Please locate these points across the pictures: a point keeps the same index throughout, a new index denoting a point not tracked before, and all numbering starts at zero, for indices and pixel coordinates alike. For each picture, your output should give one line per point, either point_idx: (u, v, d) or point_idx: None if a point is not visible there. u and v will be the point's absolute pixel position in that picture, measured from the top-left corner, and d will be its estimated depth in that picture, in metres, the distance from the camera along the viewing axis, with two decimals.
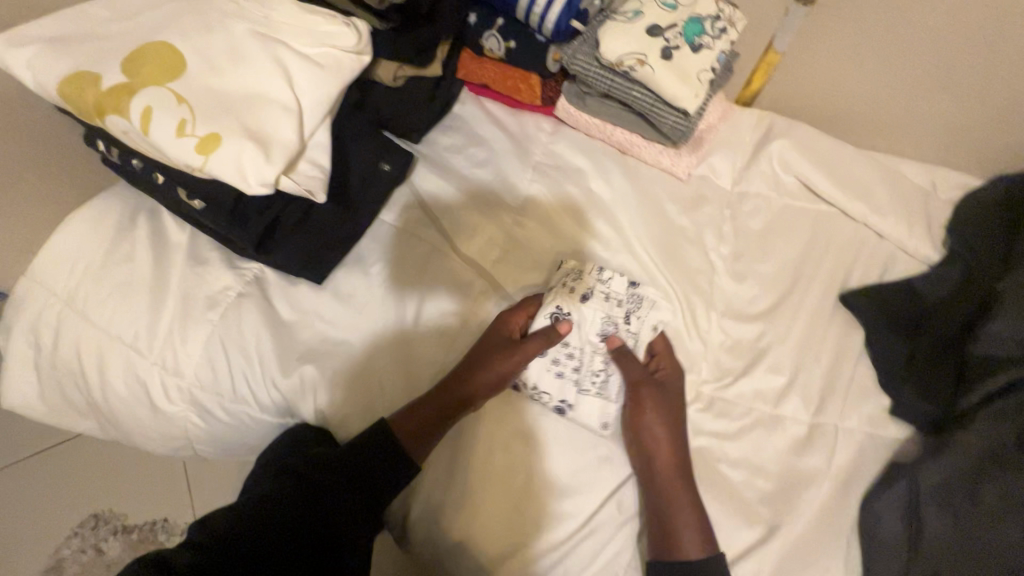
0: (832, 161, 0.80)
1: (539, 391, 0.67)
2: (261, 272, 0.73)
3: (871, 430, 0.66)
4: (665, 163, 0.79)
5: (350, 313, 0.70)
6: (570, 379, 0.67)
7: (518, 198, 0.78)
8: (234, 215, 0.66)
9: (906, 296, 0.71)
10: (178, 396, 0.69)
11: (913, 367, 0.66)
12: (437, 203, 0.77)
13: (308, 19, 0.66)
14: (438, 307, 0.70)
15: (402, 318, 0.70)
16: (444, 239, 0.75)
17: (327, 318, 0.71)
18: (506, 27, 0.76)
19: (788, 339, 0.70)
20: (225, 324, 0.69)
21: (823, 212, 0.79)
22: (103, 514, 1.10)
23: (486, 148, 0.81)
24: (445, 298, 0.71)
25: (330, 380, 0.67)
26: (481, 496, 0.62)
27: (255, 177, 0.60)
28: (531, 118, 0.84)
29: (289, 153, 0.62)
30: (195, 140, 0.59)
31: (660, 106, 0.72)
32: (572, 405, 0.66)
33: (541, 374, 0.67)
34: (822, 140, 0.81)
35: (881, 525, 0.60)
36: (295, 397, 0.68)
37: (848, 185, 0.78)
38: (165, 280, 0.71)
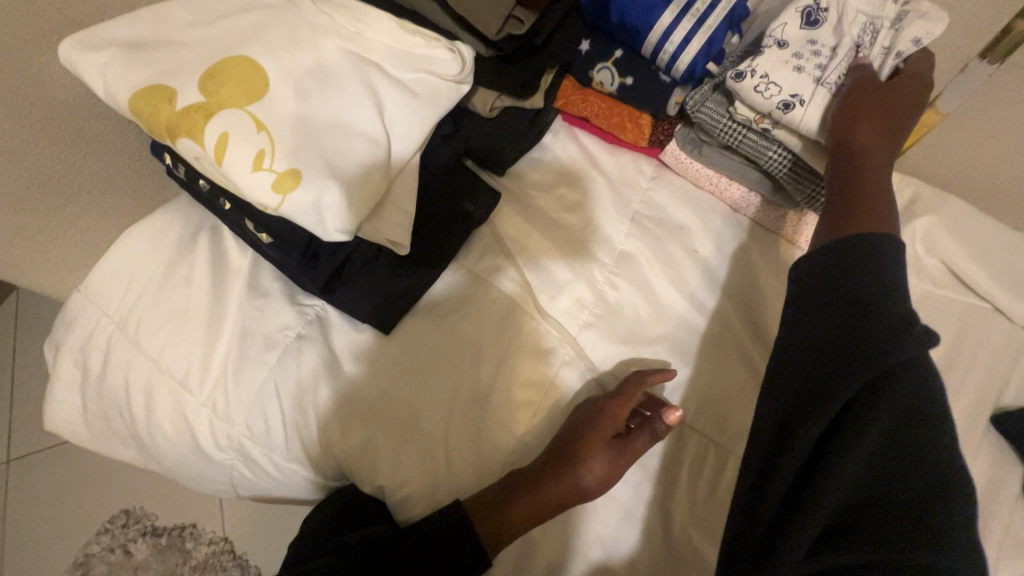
0: (986, 246, 0.68)
1: (767, 82, 0.59)
2: (323, 310, 0.66)
3: None
4: (785, 229, 0.71)
5: (424, 374, 0.63)
6: (808, 74, 0.60)
7: (613, 253, 0.68)
8: (305, 255, 0.61)
9: None
10: (226, 442, 0.64)
11: None
12: (522, 250, 0.68)
13: (406, 39, 0.59)
14: (519, 379, 0.62)
15: (477, 386, 0.62)
16: (529, 298, 0.65)
17: (394, 377, 0.63)
18: (625, 60, 0.69)
19: None
20: (282, 369, 0.63)
21: (974, 306, 0.66)
22: (134, 511, 1.07)
23: (580, 192, 0.71)
24: (527, 368, 0.62)
25: (395, 446, 0.61)
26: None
27: (336, 223, 0.53)
28: (631, 158, 0.75)
29: (373, 196, 0.56)
30: (272, 176, 0.51)
31: (794, 172, 0.65)
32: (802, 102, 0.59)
33: (771, 68, 0.59)
34: (973, 221, 0.70)
35: None
36: (350, 460, 0.62)
37: (1007, 278, 0.66)
38: (221, 312, 0.65)
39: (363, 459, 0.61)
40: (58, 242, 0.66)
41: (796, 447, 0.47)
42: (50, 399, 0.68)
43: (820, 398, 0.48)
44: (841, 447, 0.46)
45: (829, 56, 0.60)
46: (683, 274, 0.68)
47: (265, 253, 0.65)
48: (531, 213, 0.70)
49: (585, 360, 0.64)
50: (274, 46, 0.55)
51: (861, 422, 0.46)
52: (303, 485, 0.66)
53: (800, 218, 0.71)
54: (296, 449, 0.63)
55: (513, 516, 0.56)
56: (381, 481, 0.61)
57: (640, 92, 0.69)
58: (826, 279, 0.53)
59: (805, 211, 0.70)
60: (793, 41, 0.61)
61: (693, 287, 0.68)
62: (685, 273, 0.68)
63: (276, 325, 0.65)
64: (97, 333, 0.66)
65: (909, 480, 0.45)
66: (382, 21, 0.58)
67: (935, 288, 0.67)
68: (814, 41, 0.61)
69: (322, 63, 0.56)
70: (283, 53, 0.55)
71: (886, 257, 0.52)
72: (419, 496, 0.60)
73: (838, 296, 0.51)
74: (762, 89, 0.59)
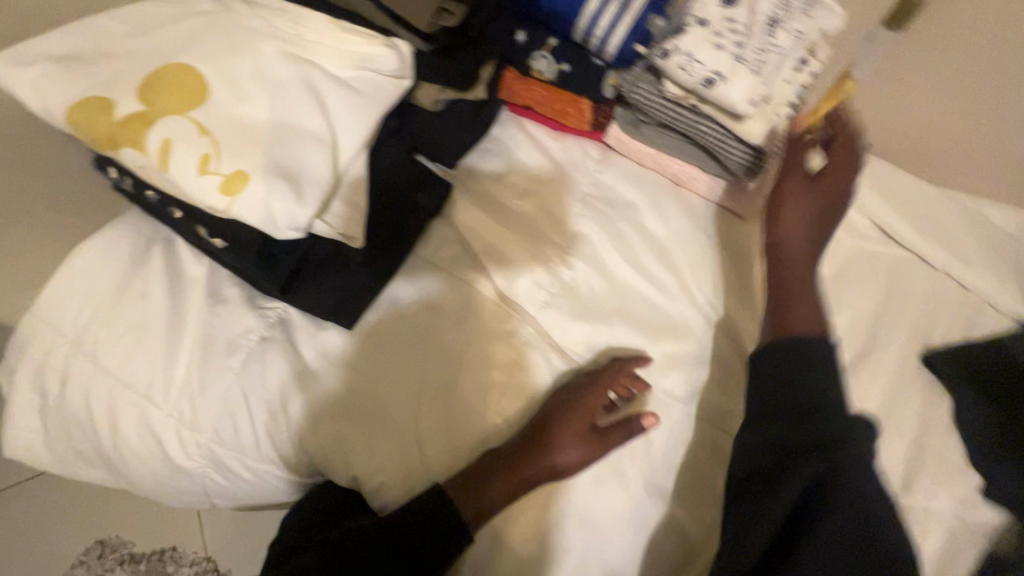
0: (907, 201, 0.73)
1: (691, 61, 0.65)
2: (285, 313, 0.67)
3: (964, 513, 0.59)
4: (726, 201, 0.73)
5: (387, 360, 0.65)
6: (730, 52, 0.65)
7: (567, 233, 0.69)
8: (260, 256, 0.61)
9: (1003, 366, 0.63)
10: (196, 451, 0.64)
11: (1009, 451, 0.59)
12: (477, 238, 0.69)
13: (343, 37, 0.59)
14: (481, 358, 0.64)
15: (441, 369, 0.64)
16: (487, 284, 0.67)
17: (359, 367, 0.64)
18: (559, 49, 0.72)
19: (871, 403, 0.63)
20: (247, 373, 0.64)
21: (903, 257, 0.71)
22: (109, 540, 1.04)
23: (530, 177, 0.72)
24: (488, 348, 0.64)
25: (368, 440, 0.62)
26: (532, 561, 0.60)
27: (286, 221, 0.54)
28: (576, 144, 0.75)
29: (320, 192, 0.56)
30: (219, 178, 0.52)
31: (727, 142, 0.68)
32: (722, 79, 0.65)
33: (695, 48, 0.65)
34: (895, 179, 0.75)
35: None
36: (323, 454, 0.63)
37: (927, 229, 0.71)
38: (181, 322, 0.65)
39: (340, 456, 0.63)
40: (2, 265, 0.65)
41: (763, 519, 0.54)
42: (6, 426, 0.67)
43: (783, 456, 0.56)
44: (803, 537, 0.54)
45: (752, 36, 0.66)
46: (635, 248, 0.70)
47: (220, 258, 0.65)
48: (482, 203, 0.71)
49: (545, 338, 0.67)
50: (212, 53, 0.56)
51: (819, 514, 0.54)
52: (278, 487, 0.67)
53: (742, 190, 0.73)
54: (267, 450, 0.64)
55: (489, 495, 0.59)
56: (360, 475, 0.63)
57: (577, 78, 0.72)
58: (763, 361, 0.61)
59: (745, 183, 0.72)
60: (711, 19, 0.67)
61: (644, 260, 0.70)
62: (637, 246, 0.70)
63: (239, 331, 0.65)
64: (49, 354, 0.65)
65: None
66: (316, 20, 0.58)
67: (865, 243, 0.71)
68: (732, 20, 0.67)
69: (261, 67, 0.57)
70: (221, 59, 0.56)
71: (816, 365, 0.59)
72: (396, 487, 0.62)
73: (796, 389, 0.58)
74: (686, 66, 0.65)
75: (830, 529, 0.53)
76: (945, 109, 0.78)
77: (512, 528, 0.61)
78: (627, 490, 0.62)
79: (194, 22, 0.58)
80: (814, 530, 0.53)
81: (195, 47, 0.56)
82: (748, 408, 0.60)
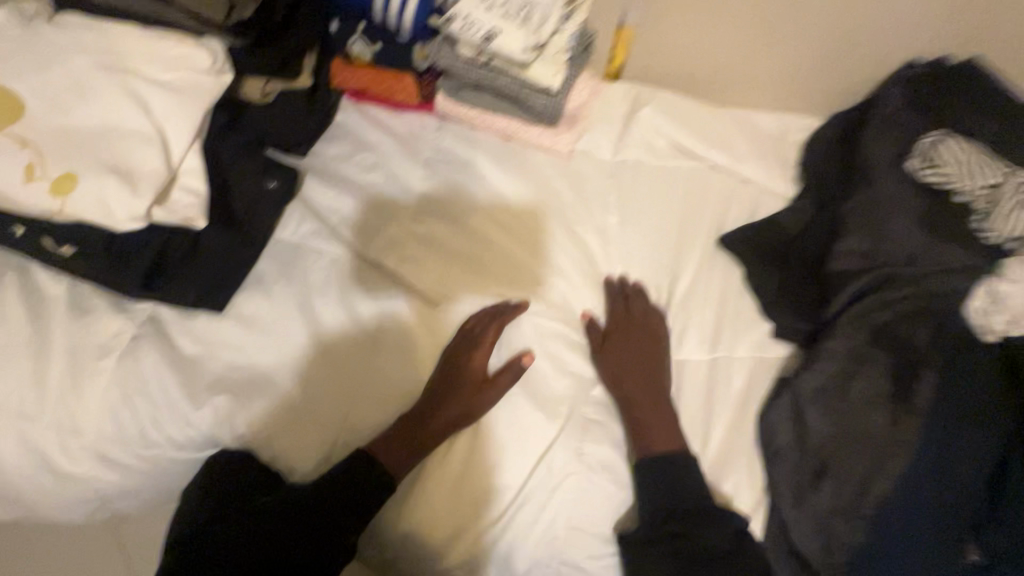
0: (693, 117, 0.88)
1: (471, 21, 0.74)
2: (153, 311, 0.70)
3: (759, 355, 0.75)
4: (548, 145, 0.83)
5: (267, 338, 0.69)
6: (499, 8, 0.74)
7: (412, 195, 0.78)
8: (112, 257, 0.66)
9: (770, 226, 0.81)
10: (83, 454, 0.66)
11: (783, 292, 0.77)
12: (337, 215, 0.76)
13: (154, 44, 0.64)
14: (348, 313, 0.70)
15: (314, 330, 0.70)
16: (344, 252, 0.74)
17: (234, 345, 0.69)
18: (370, 30, 0.81)
19: (681, 279, 0.78)
20: (122, 372, 0.67)
21: (693, 166, 0.85)
22: None
23: (374, 154, 0.80)
24: (358, 303, 0.71)
25: (264, 429, 0.66)
26: (428, 505, 0.66)
27: (123, 211, 0.60)
28: (410, 118, 0.84)
29: (151, 182, 0.61)
30: (50, 183, 0.58)
31: (529, 90, 0.78)
32: (495, 32, 0.74)
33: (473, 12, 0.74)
34: (684, 104, 0.88)
35: (775, 435, 0.70)
36: (212, 432, 0.67)
37: (709, 137, 0.87)
38: (45, 337, 0.67)
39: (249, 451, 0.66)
40: None
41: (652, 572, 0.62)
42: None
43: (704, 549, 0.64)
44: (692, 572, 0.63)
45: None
46: (474, 197, 0.79)
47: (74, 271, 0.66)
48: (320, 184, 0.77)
49: (410, 291, 0.73)
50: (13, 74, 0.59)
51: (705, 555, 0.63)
52: (171, 471, 0.70)
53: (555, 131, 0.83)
54: (156, 441, 0.67)
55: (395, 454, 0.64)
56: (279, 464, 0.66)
57: (387, 57, 0.81)
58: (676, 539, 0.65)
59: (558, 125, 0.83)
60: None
61: (486, 206, 0.79)
62: (474, 195, 0.79)
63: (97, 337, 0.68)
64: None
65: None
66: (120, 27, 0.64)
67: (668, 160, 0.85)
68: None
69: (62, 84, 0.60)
70: (21, 80, 0.60)
71: (687, 466, 0.67)
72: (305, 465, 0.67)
73: (689, 487, 0.66)
74: (466, 27, 0.74)
75: (749, 561, 0.63)
76: (727, 42, 0.88)
77: (422, 478, 0.67)
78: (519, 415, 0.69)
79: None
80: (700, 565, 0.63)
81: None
82: (672, 505, 0.65)
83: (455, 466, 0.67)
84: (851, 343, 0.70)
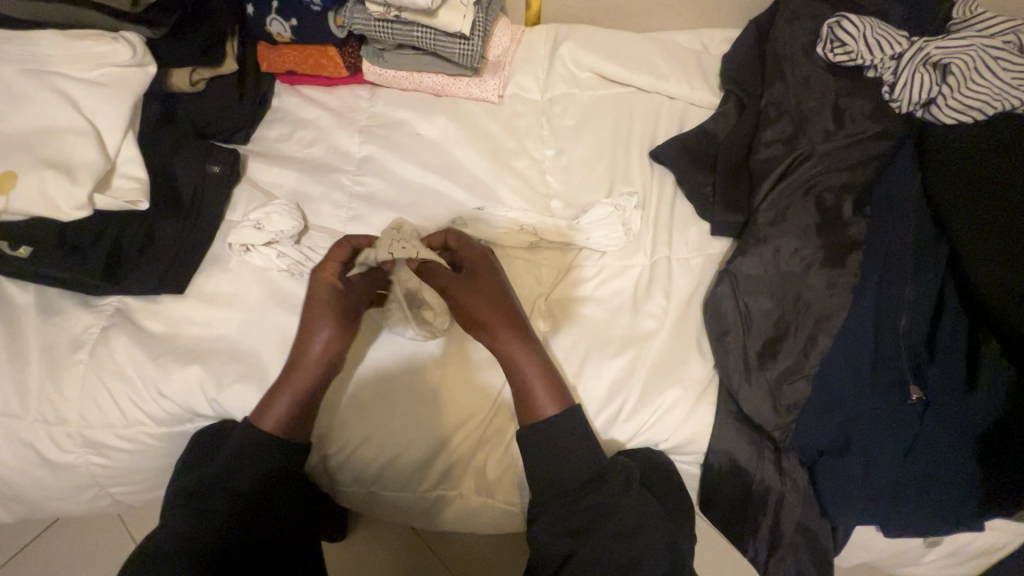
0: (911, 18, 0.83)
1: (872, 63, 0.77)
2: (275, 150, 0.87)
3: (879, 205, 0.71)
4: (744, 50, 0.89)
5: (411, 160, 0.85)
6: (861, 59, 0.77)
7: (565, 78, 0.92)
8: (227, 101, 0.85)
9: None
10: (108, 304, 0.74)
11: (1013, 199, 0.63)
12: (525, 51, 0.93)
13: None
14: (474, 159, 0.85)
15: (310, 193, 0.83)
16: (488, 116, 0.89)
17: (351, 209, 0.82)
18: None
19: (848, 85, 0.78)
20: (240, 207, 0.81)
21: (895, 14, 0.83)
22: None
23: (524, 57, 0.93)
24: (483, 153, 0.85)
25: (426, 390, 0.69)
26: (487, 463, 0.69)
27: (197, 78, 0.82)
28: (558, 15, 0.99)
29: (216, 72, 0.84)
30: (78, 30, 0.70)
31: (706, 32, 0.96)
32: (893, 86, 0.76)
33: (818, 73, 0.79)
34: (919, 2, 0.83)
35: (904, 331, 0.63)
36: (215, 310, 0.74)
37: (931, 8, 0.83)
38: (170, 177, 0.78)
39: (384, 385, 0.70)
40: (100, 303, 0.74)
41: (867, 477, 0.61)
42: (49, 445, 0.70)
43: (889, 406, 0.61)
44: (855, 477, 0.61)
45: (890, 63, 0.77)
46: (628, 69, 0.90)
47: (194, 119, 0.84)
48: (508, 112, 0.90)
49: (538, 129, 0.88)
50: (341, 72, 0.90)
51: (865, 470, 0.61)
52: (266, 357, 0.72)
53: (772, 34, 0.85)
54: (252, 308, 0.75)
55: (533, 371, 0.64)
56: (337, 436, 0.69)
57: None
58: (887, 392, 0.62)
59: (744, 42, 0.90)
60: None
61: (639, 115, 0.88)
62: (625, 71, 0.90)
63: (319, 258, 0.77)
64: (139, 420, 0.71)
65: (906, 494, 0.60)
66: (396, 46, 0.87)
67: (876, 36, 0.76)
68: None
69: (371, 135, 0.88)
70: (353, 88, 0.93)
71: (987, 391, 0.59)
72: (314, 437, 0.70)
73: (898, 413, 0.61)
74: None
75: (947, 466, 0.60)
76: None
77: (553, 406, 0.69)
78: (658, 335, 0.70)
79: (329, 96, 0.92)
80: (884, 474, 0.60)
81: (332, 135, 0.88)
82: (779, 436, 0.65)
83: (492, 446, 0.70)
84: (971, 195, 0.65)
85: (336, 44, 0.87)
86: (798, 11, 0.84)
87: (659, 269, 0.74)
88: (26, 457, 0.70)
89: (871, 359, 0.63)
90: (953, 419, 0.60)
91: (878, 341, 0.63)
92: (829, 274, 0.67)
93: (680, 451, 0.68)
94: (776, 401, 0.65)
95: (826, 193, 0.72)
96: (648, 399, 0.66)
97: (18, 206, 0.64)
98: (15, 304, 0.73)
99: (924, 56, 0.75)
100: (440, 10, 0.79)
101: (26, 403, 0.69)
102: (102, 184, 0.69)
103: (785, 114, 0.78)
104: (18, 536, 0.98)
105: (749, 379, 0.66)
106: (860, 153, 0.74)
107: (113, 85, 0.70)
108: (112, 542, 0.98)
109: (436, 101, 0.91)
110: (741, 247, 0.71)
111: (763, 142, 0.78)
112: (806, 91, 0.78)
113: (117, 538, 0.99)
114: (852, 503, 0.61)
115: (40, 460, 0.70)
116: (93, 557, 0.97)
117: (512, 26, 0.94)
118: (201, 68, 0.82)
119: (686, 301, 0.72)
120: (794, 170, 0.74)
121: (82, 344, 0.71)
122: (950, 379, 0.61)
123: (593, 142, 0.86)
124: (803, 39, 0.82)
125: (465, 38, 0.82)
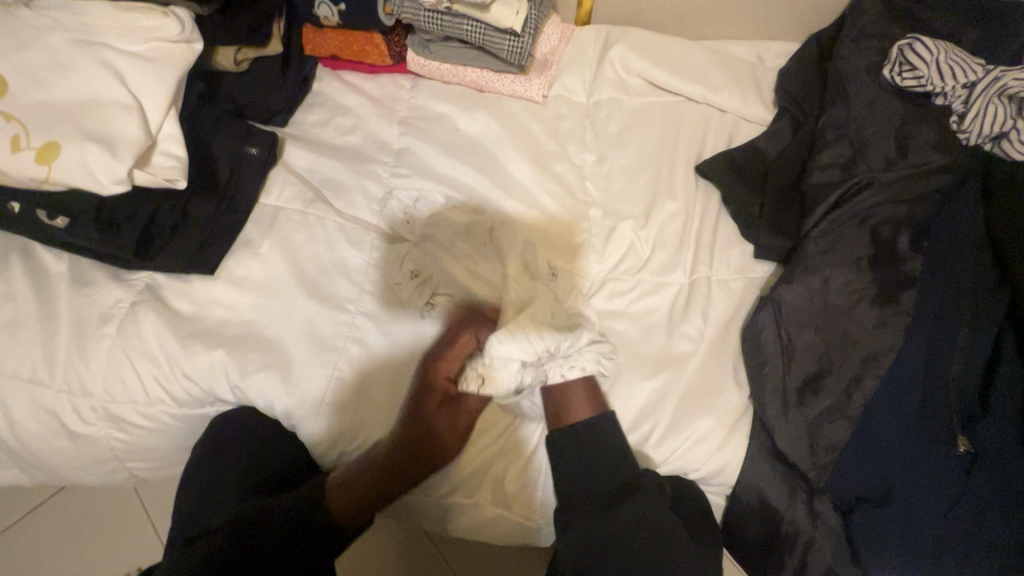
0: (986, 44, 0.78)
1: (942, 91, 0.74)
2: (314, 135, 0.86)
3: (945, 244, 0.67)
4: (804, 66, 0.85)
5: (448, 157, 0.82)
6: (930, 86, 0.73)
7: (614, 81, 0.89)
8: (269, 83, 0.84)
9: None
10: (139, 281, 0.74)
11: None
12: (576, 49, 0.90)
13: None
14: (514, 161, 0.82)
15: (345, 183, 0.81)
16: (531, 116, 0.87)
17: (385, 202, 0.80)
18: None
19: (912, 111, 0.74)
20: (273, 193, 0.79)
21: (968, 39, 0.79)
22: (108, 547, 0.98)
23: (573, 57, 0.90)
24: (523, 155, 0.82)
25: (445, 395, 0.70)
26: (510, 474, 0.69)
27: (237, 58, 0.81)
28: (609, 15, 0.96)
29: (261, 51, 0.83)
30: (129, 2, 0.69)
31: (764, 45, 0.92)
32: (962, 116, 0.72)
33: (881, 97, 0.76)
34: (995, 29, 0.78)
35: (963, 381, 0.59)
36: (241, 296, 0.73)
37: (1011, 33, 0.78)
38: (209, 158, 0.77)
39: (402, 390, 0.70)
40: (131, 278, 0.74)
41: (901, 524, 0.60)
42: (73, 417, 0.70)
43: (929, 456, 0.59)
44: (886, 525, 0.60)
45: (963, 92, 0.73)
46: (679, 77, 0.87)
47: (236, 99, 0.83)
48: (552, 112, 0.87)
49: (581, 133, 0.86)
50: (386, 60, 0.88)
51: (900, 518, 0.60)
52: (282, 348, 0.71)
53: (835, 53, 0.82)
54: (277, 295, 0.73)
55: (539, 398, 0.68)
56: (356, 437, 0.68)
57: None
58: (927, 441, 0.59)
59: (805, 57, 0.86)
60: None
61: (687, 127, 0.85)
62: (677, 80, 0.87)
63: (348, 255, 0.76)
64: (161, 399, 0.71)
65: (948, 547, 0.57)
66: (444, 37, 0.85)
67: (952, 64, 0.72)
68: None
69: (410, 126, 0.86)
70: (396, 76, 0.91)
71: None
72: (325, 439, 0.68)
73: (938, 465, 0.58)
74: None
75: (994, 526, 0.56)
76: None
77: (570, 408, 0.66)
78: (693, 359, 0.68)
79: (371, 84, 0.90)
80: (918, 524, 0.59)
81: (370, 124, 0.86)
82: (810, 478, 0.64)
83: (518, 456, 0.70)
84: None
85: (383, 31, 0.86)
86: (865, 30, 0.80)
87: (696, 290, 0.72)
88: (50, 425, 0.70)
89: (918, 406, 0.61)
90: (1006, 479, 0.56)
91: (927, 392, 0.60)
92: (878, 311, 0.64)
93: (708, 481, 0.67)
94: (811, 437, 0.63)
95: (880, 224, 0.69)
96: (680, 424, 0.65)
97: (61, 176, 0.64)
98: (47, 271, 0.73)
99: (1006, 85, 0.69)
100: (493, 4, 0.78)
101: (53, 372, 0.69)
102: (142, 160, 0.69)
103: (845, 139, 0.75)
104: (31, 494, 1.00)
105: (786, 415, 0.64)
106: (921, 186, 0.70)
107: (159, 59, 0.69)
108: (122, 510, 1.00)
109: (478, 96, 0.89)
110: (790, 275, 0.68)
111: (817, 165, 0.74)
112: (868, 115, 0.75)
113: (138, 512, 1.01)
114: (884, 549, 0.60)
115: (62, 430, 0.71)
116: (111, 523, 0.99)
117: (562, 25, 0.91)
118: (244, 48, 0.81)
119: (722, 326, 0.70)
120: (850, 197, 0.71)
121: (111, 318, 0.71)
122: (1001, 433, 0.57)
123: (639, 151, 0.82)
124: (869, 59, 0.78)
125: (516, 35, 0.81)
